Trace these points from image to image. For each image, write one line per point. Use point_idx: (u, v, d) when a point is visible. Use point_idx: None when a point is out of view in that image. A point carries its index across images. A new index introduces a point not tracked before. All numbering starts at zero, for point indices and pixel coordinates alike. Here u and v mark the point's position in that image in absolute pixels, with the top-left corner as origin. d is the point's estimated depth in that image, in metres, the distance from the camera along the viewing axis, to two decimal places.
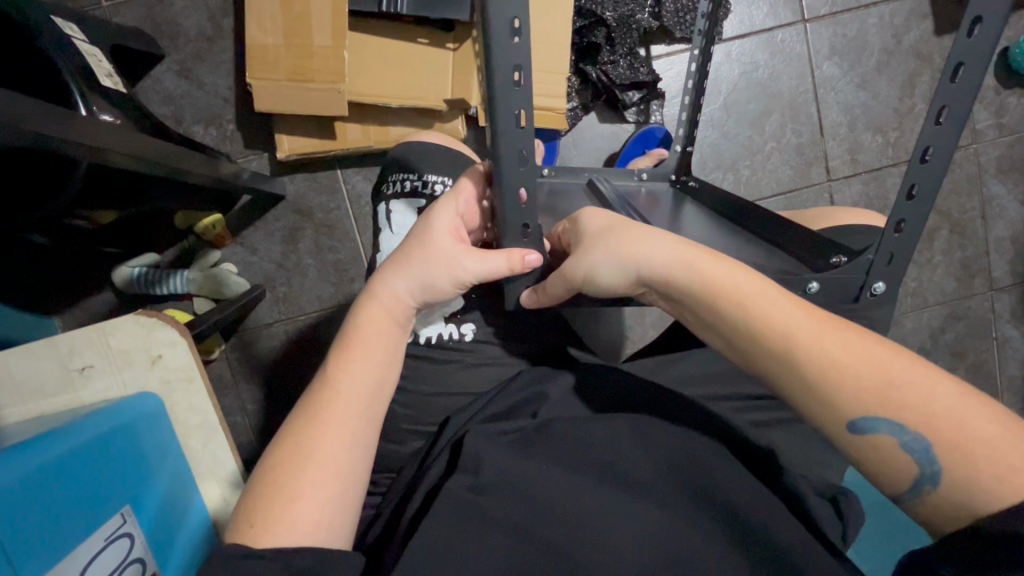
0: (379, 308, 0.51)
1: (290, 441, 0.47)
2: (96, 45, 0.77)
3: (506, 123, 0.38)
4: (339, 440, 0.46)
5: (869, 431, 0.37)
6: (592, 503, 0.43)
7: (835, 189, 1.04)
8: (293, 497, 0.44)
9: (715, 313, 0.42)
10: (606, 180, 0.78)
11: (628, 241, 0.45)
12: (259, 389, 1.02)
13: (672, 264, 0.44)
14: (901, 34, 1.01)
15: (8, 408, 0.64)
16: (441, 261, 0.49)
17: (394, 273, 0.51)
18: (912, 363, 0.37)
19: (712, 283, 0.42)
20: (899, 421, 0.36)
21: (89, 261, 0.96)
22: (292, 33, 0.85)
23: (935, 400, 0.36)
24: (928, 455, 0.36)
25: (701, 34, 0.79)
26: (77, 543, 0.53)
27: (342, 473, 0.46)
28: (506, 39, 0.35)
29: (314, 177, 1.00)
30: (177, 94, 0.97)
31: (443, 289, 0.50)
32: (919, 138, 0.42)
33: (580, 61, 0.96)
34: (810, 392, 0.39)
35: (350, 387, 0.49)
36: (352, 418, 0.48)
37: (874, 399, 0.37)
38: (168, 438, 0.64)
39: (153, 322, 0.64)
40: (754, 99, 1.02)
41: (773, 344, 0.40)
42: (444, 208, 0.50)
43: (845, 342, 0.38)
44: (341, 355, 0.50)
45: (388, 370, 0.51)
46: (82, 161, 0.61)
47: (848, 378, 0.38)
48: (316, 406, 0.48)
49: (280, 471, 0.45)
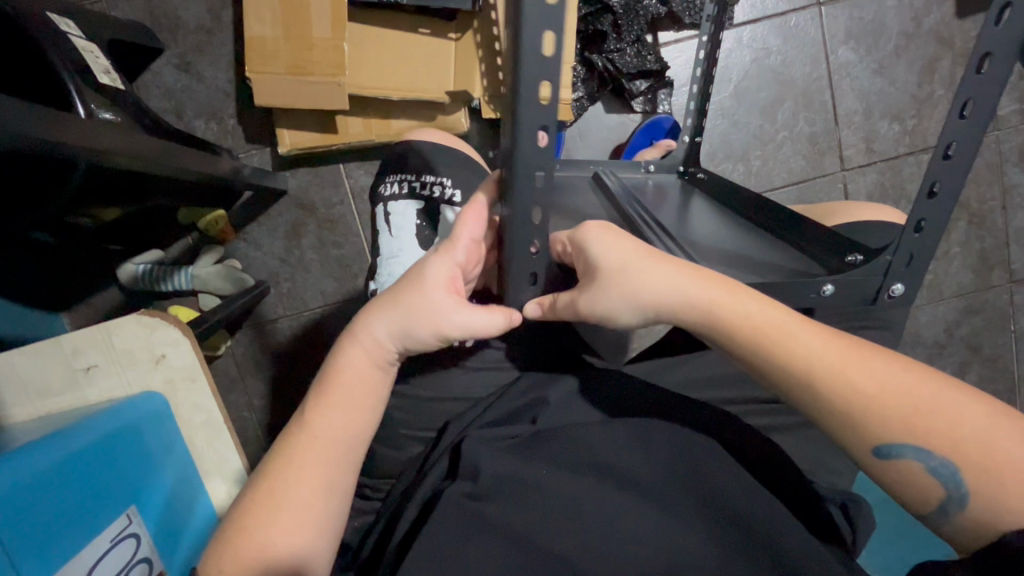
0: (359, 354, 0.50)
1: (263, 479, 0.48)
2: (93, 40, 0.76)
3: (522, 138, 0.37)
4: (311, 481, 0.47)
5: (892, 455, 0.38)
6: (596, 511, 0.42)
7: (849, 179, 1.01)
8: (262, 544, 0.45)
9: (735, 345, 0.42)
10: (611, 173, 0.76)
11: (641, 280, 0.43)
12: (266, 385, 1.03)
13: (690, 301, 0.43)
14: (921, 16, 0.97)
15: (15, 408, 0.64)
16: (424, 314, 0.47)
17: (375, 317, 0.50)
18: (939, 388, 0.38)
19: (734, 320, 0.42)
20: (922, 446, 0.37)
21: (95, 258, 0.97)
22: (291, 25, 0.83)
23: (960, 424, 0.36)
24: (953, 477, 0.36)
25: (710, 20, 0.76)
26: (85, 544, 0.53)
27: (314, 511, 0.47)
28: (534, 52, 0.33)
29: (317, 171, 0.98)
30: (178, 88, 0.96)
31: (425, 341, 0.49)
32: (943, 133, 0.41)
33: (585, 50, 0.93)
34: (836, 418, 0.39)
35: (321, 430, 0.48)
36: (324, 465, 0.48)
37: (898, 426, 0.37)
38: (174, 437, 0.64)
39: (156, 321, 0.63)
40: (766, 86, 0.98)
41: (798, 370, 0.40)
42: (437, 260, 0.47)
43: (871, 370, 0.38)
44: (312, 399, 0.50)
45: (367, 410, 0.50)
46: (79, 164, 0.60)
47: (872, 406, 0.38)
48: (290, 451, 0.48)
49: (250, 516, 0.46)
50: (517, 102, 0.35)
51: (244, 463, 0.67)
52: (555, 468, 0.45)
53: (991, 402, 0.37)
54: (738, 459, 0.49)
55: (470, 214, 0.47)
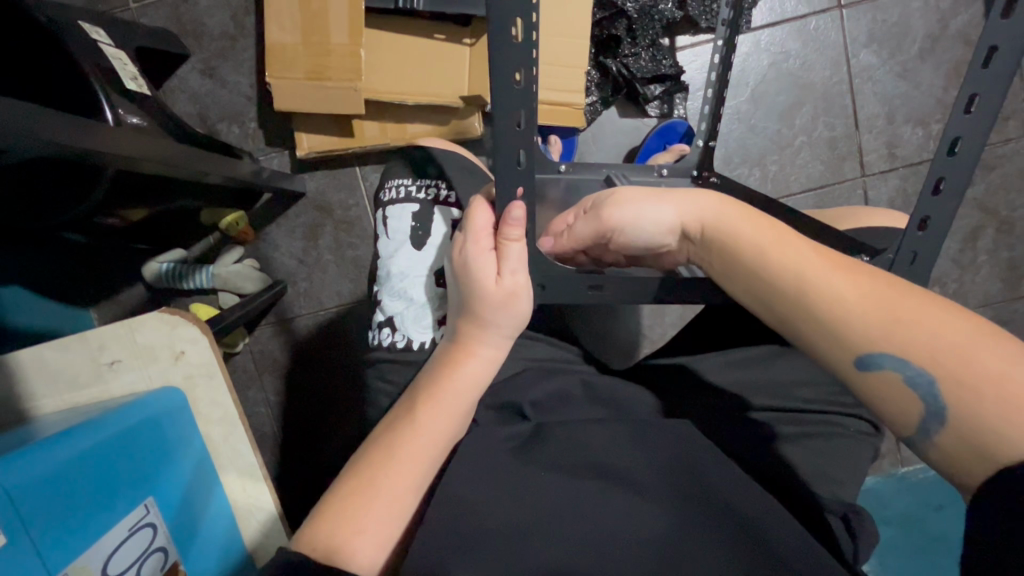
0: (476, 360, 0.50)
1: (356, 470, 0.46)
2: (122, 47, 0.79)
3: (504, 125, 0.41)
4: (407, 482, 0.46)
5: (872, 365, 0.38)
6: (593, 517, 0.42)
7: (870, 185, 0.99)
8: (359, 529, 0.43)
9: (730, 256, 0.45)
10: (623, 177, 0.80)
11: (637, 200, 0.50)
12: (282, 382, 1.05)
13: (688, 216, 0.48)
14: (948, 19, 0.94)
15: (44, 398, 0.68)
16: (505, 288, 0.48)
17: (483, 322, 0.50)
18: (923, 298, 0.38)
19: (722, 231, 0.45)
20: (899, 354, 0.36)
21: (122, 257, 1.00)
22: (310, 32, 0.85)
23: (942, 337, 0.35)
24: (931, 391, 0.36)
25: (725, 24, 0.75)
26: (103, 533, 0.55)
27: (403, 513, 0.45)
28: (508, 40, 0.37)
29: (334, 174, 1.01)
30: (202, 93, 0.99)
31: (515, 310, 0.49)
32: (949, 130, 0.46)
33: (600, 54, 0.93)
34: (817, 325, 0.40)
35: (430, 427, 0.48)
36: (427, 459, 0.47)
37: (870, 332, 0.37)
38: (190, 429, 0.67)
39: (176, 319, 0.66)
40: (784, 90, 0.97)
41: (783, 277, 0.41)
42: (477, 243, 0.49)
43: (857, 278, 0.39)
44: (416, 401, 0.49)
45: (467, 411, 0.50)
46: (105, 168, 0.63)
47: (847, 311, 0.38)
48: (398, 439, 0.47)
49: (351, 500, 0.44)
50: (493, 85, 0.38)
51: (258, 458, 0.69)
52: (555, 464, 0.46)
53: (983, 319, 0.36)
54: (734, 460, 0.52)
55: (479, 208, 0.50)
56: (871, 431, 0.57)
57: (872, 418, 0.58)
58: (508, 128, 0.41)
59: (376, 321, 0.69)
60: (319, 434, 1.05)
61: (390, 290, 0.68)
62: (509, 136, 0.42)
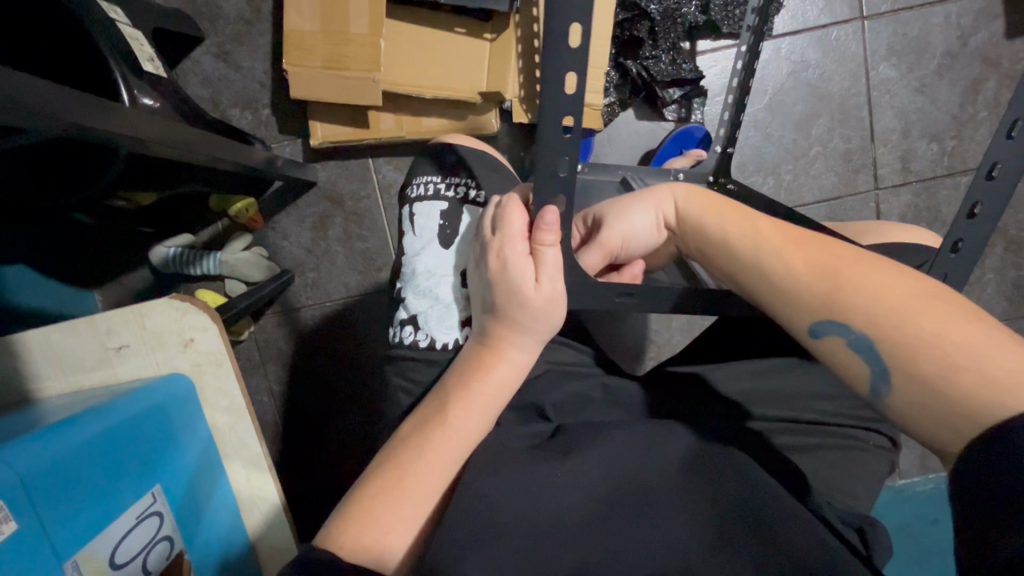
0: (507, 366, 0.50)
1: (382, 471, 0.46)
2: (137, 27, 0.77)
3: (548, 128, 0.40)
4: (432, 484, 0.45)
5: (821, 334, 0.40)
6: (609, 524, 0.41)
7: (882, 199, 0.99)
8: (384, 529, 0.43)
9: (706, 241, 0.47)
10: (640, 179, 0.80)
11: (618, 200, 0.53)
12: (285, 372, 1.05)
13: (666, 207, 0.50)
14: (968, 36, 0.94)
15: (50, 381, 0.67)
16: (541, 296, 0.48)
17: (516, 328, 0.50)
18: (873, 264, 0.40)
19: (695, 216, 0.48)
20: (843, 320, 0.39)
21: (129, 239, 0.99)
22: (329, 20, 0.84)
23: (879, 300, 0.38)
24: (873, 353, 0.38)
25: (750, 30, 0.74)
26: (112, 519, 0.55)
27: (429, 515, 0.45)
28: (564, 43, 0.36)
29: (346, 165, 1.00)
30: (215, 77, 0.98)
31: (550, 317, 0.49)
32: (990, 153, 0.47)
33: (620, 56, 0.93)
34: (778, 299, 0.42)
35: (458, 429, 0.48)
36: (453, 462, 0.47)
37: (818, 299, 0.40)
38: (197, 418, 0.66)
39: (187, 306, 0.65)
40: (801, 100, 0.97)
41: (741, 254, 0.44)
42: (514, 245, 0.48)
43: (807, 250, 0.42)
44: (444, 402, 0.49)
45: (494, 415, 0.50)
46: (120, 151, 0.63)
47: (800, 284, 0.41)
48: (424, 440, 0.47)
49: (376, 498, 0.44)
50: (539, 86, 0.38)
51: (264, 449, 0.69)
52: (570, 467, 0.45)
53: (930, 282, 0.38)
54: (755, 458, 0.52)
55: (516, 210, 0.49)
56: (885, 445, 0.57)
57: (890, 433, 0.58)
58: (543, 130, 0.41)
59: (399, 319, 0.68)
60: (321, 427, 1.05)
61: (415, 287, 0.68)
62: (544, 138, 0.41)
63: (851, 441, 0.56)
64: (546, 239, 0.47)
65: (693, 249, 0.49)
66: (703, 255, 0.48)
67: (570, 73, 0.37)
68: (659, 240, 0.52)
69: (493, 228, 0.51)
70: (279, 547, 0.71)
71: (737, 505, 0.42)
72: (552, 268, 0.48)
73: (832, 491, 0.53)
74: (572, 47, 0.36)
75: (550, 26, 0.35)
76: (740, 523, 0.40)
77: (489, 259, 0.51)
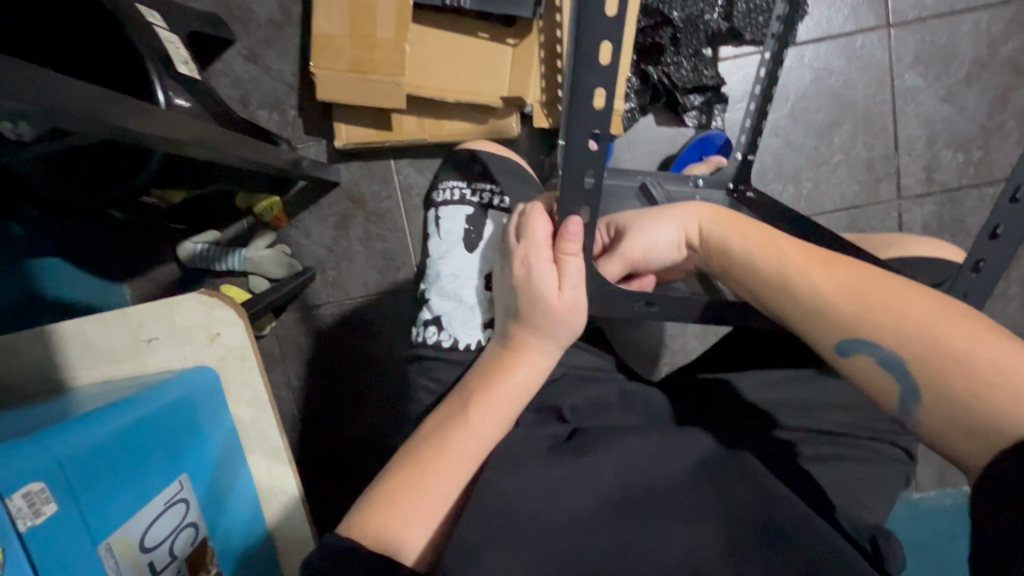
0: (527, 371, 0.52)
1: (404, 466, 0.47)
2: (173, 31, 0.80)
3: (575, 138, 0.41)
4: (453, 481, 0.47)
5: (848, 352, 0.41)
6: (629, 528, 0.42)
7: (905, 209, 0.98)
8: (407, 523, 0.44)
9: (728, 259, 0.48)
10: (659, 185, 0.81)
11: (644, 214, 0.53)
12: (304, 366, 1.07)
13: (689, 226, 0.51)
14: (998, 44, 0.93)
15: (85, 370, 0.70)
16: (563, 306, 0.49)
17: (537, 334, 0.51)
18: (899, 286, 0.40)
19: (719, 235, 0.49)
20: (871, 338, 0.39)
21: (158, 235, 1.03)
22: (356, 25, 0.86)
23: (905, 318, 0.38)
24: (902, 371, 0.38)
25: (774, 38, 0.74)
26: (142, 504, 0.56)
27: (450, 512, 0.46)
28: (593, 59, 0.37)
29: (369, 165, 1.02)
30: (245, 78, 1.00)
31: (571, 324, 0.51)
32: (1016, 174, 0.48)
33: (641, 61, 0.93)
34: (804, 316, 0.43)
35: (477, 428, 0.49)
36: (473, 460, 0.48)
37: (845, 319, 0.41)
38: (222, 410, 0.68)
39: (215, 302, 0.67)
40: (824, 108, 0.96)
41: (768, 274, 0.45)
42: (537, 254, 0.49)
43: (833, 270, 0.42)
44: (466, 402, 0.51)
45: (512, 418, 0.51)
46: (157, 151, 0.65)
47: (827, 303, 0.41)
48: (445, 438, 0.49)
49: (398, 493, 0.45)
50: (570, 100, 0.38)
51: (284, 442, 0.71)
52: (581, 465, 0.47)
53: (952, 301, 0.39)
54: (769, 465, 0.52)
55: (540, 217, 0.50)
56: (902, 458, 0.57)
57: (907, 446, 0.58)
58: (570, 141, 0.41)
59: (422, 319, 0.70)
60: (338, 422, 1.07)
61: (438, 289, 0.69)
62: (572, 150, 0.42)
63: (869, 452, 0.56)
64: (570, 249, 0.48)
65: (715, 267, 0.50)
66: (727, 276, 0.49)
67: (596, 87, 0.38)
68: (681, 256, 0.52)
69: (517, 235, 0.52)
70: (298, 538, 0.73)
71: (755, 512, 0.42)
72: (573, 277, 0.49)
73: (852, 503, 0.53)
74: (599, 62, 0.37)
75: (580, 43, 0.36)
76: (755, 527, 0.41)
77: (512, 265, 0.52)
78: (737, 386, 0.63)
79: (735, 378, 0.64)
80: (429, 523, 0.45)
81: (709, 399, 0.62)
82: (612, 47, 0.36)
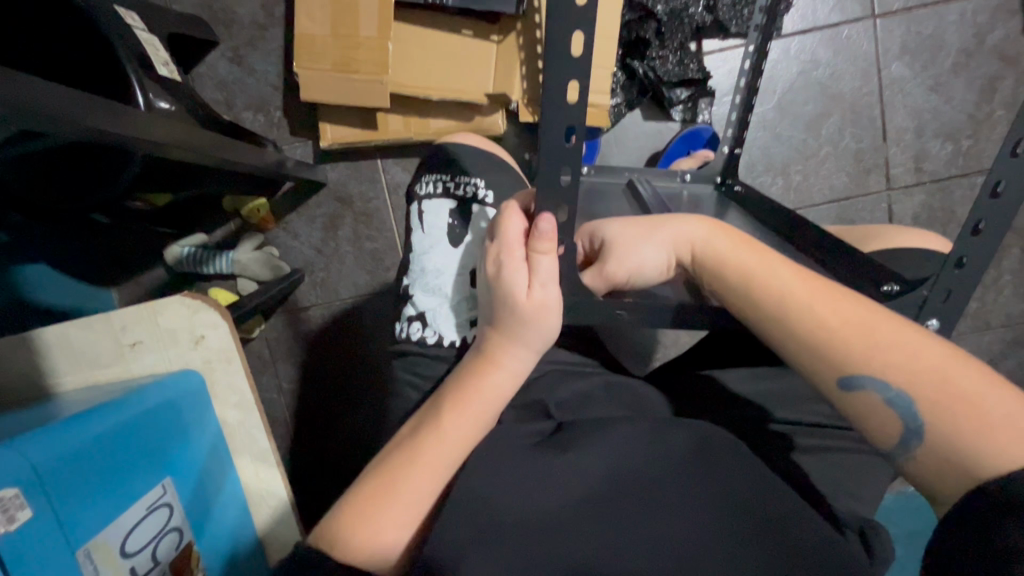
0: (503, 376, 0.51)
1: (377, 473, 0.48)
2: (154, 33, 0.79)
3: (549, 130, 0.40)
4: (424, 488, 0.46)
5: (853, 388, 0.40)
6: (613, 522, 0.41)
7: (894, 200, 0.97)
8: (376, 532, 0.45)
9: (723, 284, 0.46)
10: (646, 181, 0.80)
11: (634, 227, 0.50)
12: (295, 368, 1.06)
13: (682, 248, 0.48)
14: (984, 33, 0.93)
15: (66, 375, 0.69)
16: (536, 309, 0.48)
17: (508, 340, 0.50)
18: (900, 323, 0.41)
19: (714, 260, 0.47)
20: (880, 377, 0.39)
21: (145, 239, 1.02)
22: (339, 24, 0.85)
23: (914, 359, 0.39)
24: (911, 411, 0.38)
25: (758, 30, 0.73)
26: (124, 509, 0.56)
27: (418, 520, 0.46)
28: (563, 49, 0.36)
29: (355, 166, 1.01)
30: (229, 80, 1.00)
31: (548, 326, 0.49)
32: None
33: (626, 56, 0.93)
34: (808, 350, 0.42)
35: (451, 432, 0.48)
36: (445, 467, 0.48)
37: (852, 358, 0.40)
38: (208, 413, 0.68)
39: (198, 304, 0.66)
40: (812, 100, 0.96)
41: (769, 307, 0.43)
42: (511, 261, 0.48)
43: (836, 305, 0.41)
44: (442, 407, 0.50)
45: (487, 422, 0.50)
46: (137, 154, 0.65)
47: (834, 339, 0.41)
48: (417, 446, 0.48)
49: (367, 502, 0.46)
50: (543, 92, 0.38)
51: (272, 443, 0.70)
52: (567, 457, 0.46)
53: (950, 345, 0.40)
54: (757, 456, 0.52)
55: (514, 216, 0.49)
56: None
57: None
58: (546, 135, 0.40)
59: (407, 315, 0.69)
60: (330, 423, 1.07)
61: (424, 285, 0.69)
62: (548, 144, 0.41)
63: (858, 444, 0.56)
64: (545, 246, 0.46)
65: (708, 288, 0.48)
66: (722, 299, 0.47)
67: (569, 79, 0.38)
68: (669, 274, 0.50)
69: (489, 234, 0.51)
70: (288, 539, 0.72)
71: (738, 503, 0.42)
72: (550, 274, 0.47)
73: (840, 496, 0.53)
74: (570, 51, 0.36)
75: (550, 32, 0.35)
76: (738, 518, 0.41)
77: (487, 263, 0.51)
78: (725, 379, 0.62)
79: (723, 370, 0.64)
80: (397, 531, 0.45)
81: (697, 392, 0.62)
82: (582, 36, 0.35)
